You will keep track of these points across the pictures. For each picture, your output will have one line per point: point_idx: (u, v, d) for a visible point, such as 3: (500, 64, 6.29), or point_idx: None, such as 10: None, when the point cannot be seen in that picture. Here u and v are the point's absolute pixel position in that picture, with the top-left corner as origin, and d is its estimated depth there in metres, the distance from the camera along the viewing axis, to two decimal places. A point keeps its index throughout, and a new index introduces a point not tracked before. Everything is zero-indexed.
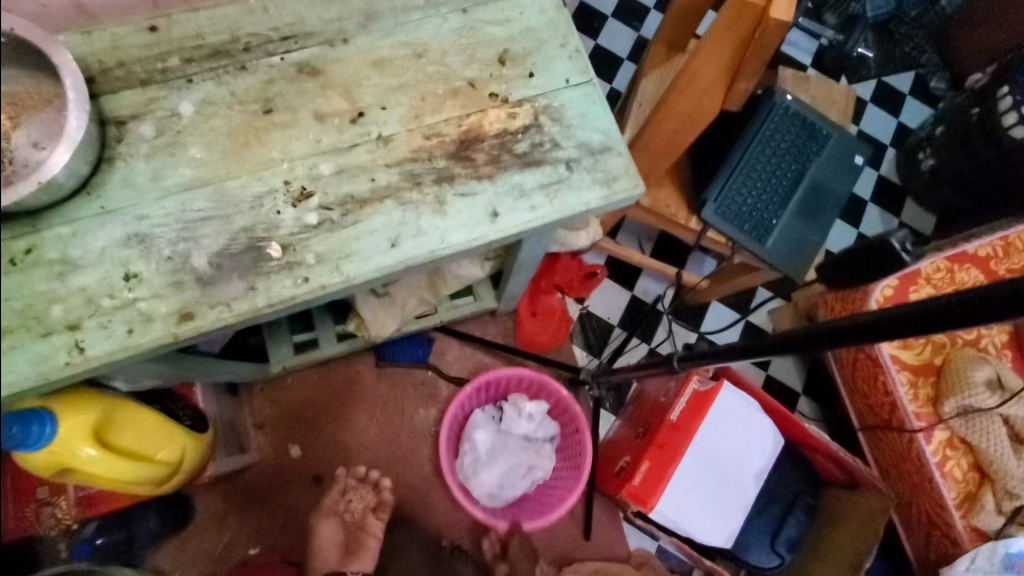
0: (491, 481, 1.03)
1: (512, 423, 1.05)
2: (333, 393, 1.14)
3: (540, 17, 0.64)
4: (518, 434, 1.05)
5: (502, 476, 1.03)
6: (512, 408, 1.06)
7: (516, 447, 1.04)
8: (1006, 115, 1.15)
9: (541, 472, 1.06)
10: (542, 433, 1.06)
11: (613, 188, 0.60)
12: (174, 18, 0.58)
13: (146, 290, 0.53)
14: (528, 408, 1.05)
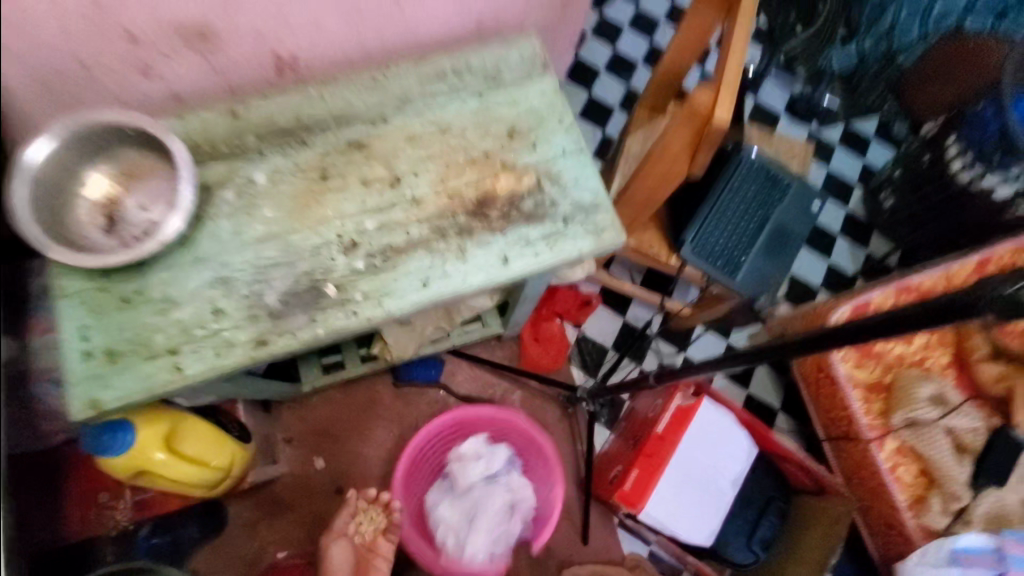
0: (484, 542, 1.00)
1: (466, 475, 1.05)
2: (355, 410, 1.27)
3: (541, 99, 0.79)
4: (478, 480, 1.04)
5: (488, 533, 1.00)
6: (457, 463, 1.06)
7: (482, 493, 1.03)
8: (954, 160, 1.31)
9: (523, 497, 1.04)
10: (498, 462, 1.06)
11: (601, 238, 0.74)
12: (250, 106, 0.74)
13: (229, 321, 0.66)
14: (470, 451, 1.06)
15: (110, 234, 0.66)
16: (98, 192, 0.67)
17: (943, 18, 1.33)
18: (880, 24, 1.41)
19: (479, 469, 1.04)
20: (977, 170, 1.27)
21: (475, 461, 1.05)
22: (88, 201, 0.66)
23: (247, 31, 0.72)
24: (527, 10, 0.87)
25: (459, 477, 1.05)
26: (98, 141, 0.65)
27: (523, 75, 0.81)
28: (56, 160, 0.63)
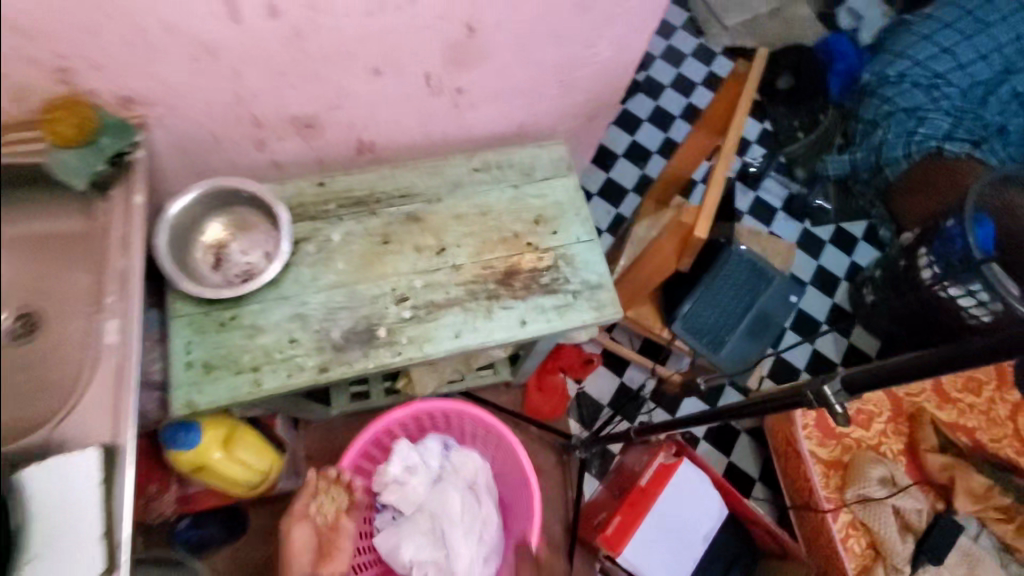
0: (467, 547, 0.97)
1: (410, 496, 1.00)
2: None
3: (564, 194, 0.98)
4: (422, 490, 1.01)
5: (467, 536, 0.98)
6: (391, 492, 1.00)
7: (434, 501, 0.99)
8: (925, 270, 1.47)
9: (475, 476, 1.04)
10: (431, 461, 1.04)
11: (602, 312, 0.91)
12: (336, 180, 0.94)
13: (302, 349, 0.83)
14: (398, 471, 1.00)
15: (218, 271, 0.85)
16: (212, 237, 0.86)
17: (924, 141, 1.58)
18: (873, 138, 1.67)
19: (418, 480, 1.00)
20: (942, 281, 1.42)
21: (411, 474, 1.01)
22: (206, 243, 0.86)
23: (342, 124, 0.90)
24: (559, 120, 1.03)
25: (406, 498, 1.00)
26: (222, 200, 0.86)
27: (551, 173, 1.00)
28: (190, 211, 0.83)
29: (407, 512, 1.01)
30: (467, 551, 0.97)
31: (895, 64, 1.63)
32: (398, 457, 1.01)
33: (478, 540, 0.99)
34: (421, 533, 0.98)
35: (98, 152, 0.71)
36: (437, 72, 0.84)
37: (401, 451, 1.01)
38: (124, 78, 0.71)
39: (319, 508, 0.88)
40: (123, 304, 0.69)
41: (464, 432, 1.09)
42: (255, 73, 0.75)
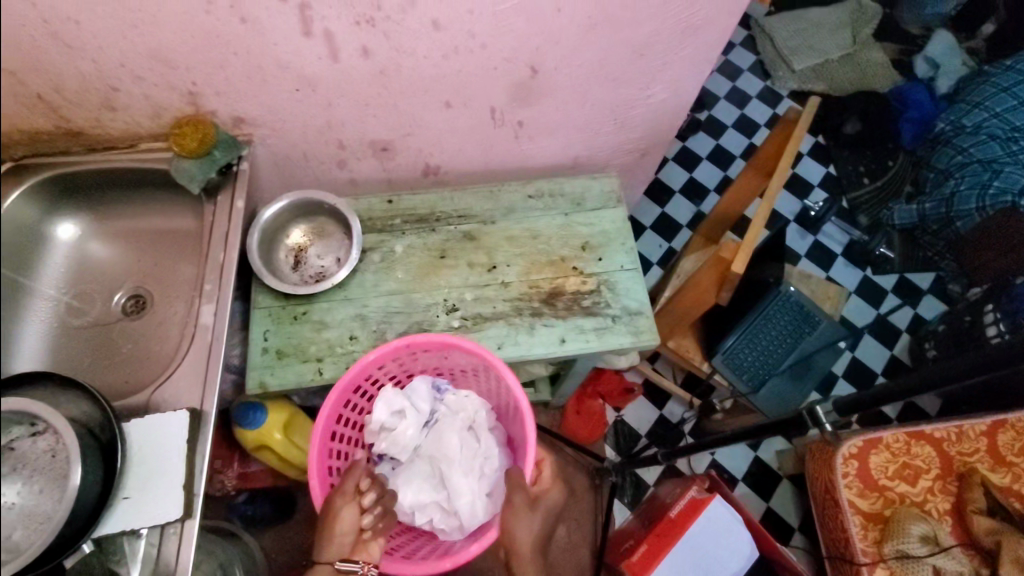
0: (469, 487, 0.87)
1: (404, 442, 0.91)
2: None
3: (611, 224, 1.04)
4: (416, 434, 0.91)
5: (467, 473, 0.88)
6: (382, 442, 0.91)
7: (431, 443, 0.91)
8: (990, 327, 1.39)
9: (472, 414, 0.94)
10: (422, 405, 0.93)
11: (639, 337, 0.95)
12: (404, 199, 1.05)
13: (361, 347, 0.92)
14: (385, 418, 0.90)
15: (296, 271, 0.97)
16: (294, 241, 0.98)
17: (1000, 194, 1.37)
18: (944, 191, 1.53)
19: (410, 425, 0.91)
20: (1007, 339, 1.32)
21: (400, 421, 0.91)
22: (289, 245, 0.97)
23: (413, 150, 1.01)
24: (611, 154, 1.10)
25: (402, 445, 0.91)
26: (306, 209, 0.98)
27: (600, 204, 1.06)
28: (278, 216, 0.95)
29: (404, 458, 0.91)
30: (468, 491, 0.86)
31: (972, 116, 1.47)
32: (383, 404, 0.91)
33: (482, 477, 0.89)
34: (421, 478, 0.89)
35: (211, 164, 0.86)
36: (501, 106, 0.93)
37: (386, 397, 0.91)
38: (238, 101, 0.84)
39: (368, 485, 0.84)
40: (217, 290, 0.82)
41: (457, 370, 0.97)
42: (344, 102, 0.87)
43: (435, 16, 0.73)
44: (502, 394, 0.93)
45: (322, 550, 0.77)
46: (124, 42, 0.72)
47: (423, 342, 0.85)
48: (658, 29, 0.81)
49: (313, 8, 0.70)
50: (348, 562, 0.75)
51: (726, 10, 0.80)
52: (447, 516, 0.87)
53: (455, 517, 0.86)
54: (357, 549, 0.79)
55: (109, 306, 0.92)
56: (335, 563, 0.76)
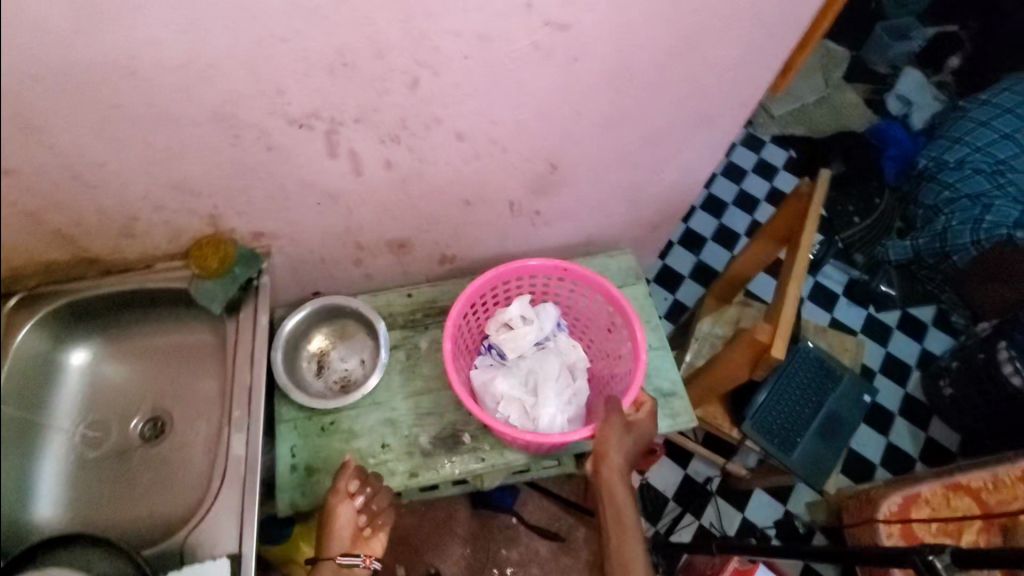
0: (558, 410, 0.82)
1: (521, 342, 0.86)
2: (434, 525, 1.28)
3: (632, 302, 1.04)
4: (534, 343, 0.87)
5: (559, 398, 0.83)
6: (502, 334, 0.87)
7: (541, 354, 0.86)
8: (1005, 364, 1.41)
9: (579, 359, 0.89)
10: (548, 323, 0.89)
11: (676, 420, 0.95)
12: (423, 291, 1.04)
13: (393, 454, 0.89)
14: (517, 316, 0.87)
15: (320, 377, 0.94)
16: (316, 346, 0.95)
17: (993, 228, 1.49)
18: (936, 225, 1.62)
19: (533, 333, 0.87)
20: None
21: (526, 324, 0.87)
22: (309, 353, 0.95)
23: (430, 243, 1.00)
24: (624, 230, 1.11)
25: (515, 343, 0.86)
26: (329, 313, 0.96)
27: (621, 281, 1.07)
28: (298, 325, 0.94)
29: (510, 354, 0.86)
30: (555, 413, 0.82)
31: (954, 151, 1.66)
32: (518, 305, 0.88)
33: (570, 406, 0.84)
34: (518, 376, 0.84)
35: (233, 281, 0.84)
36: (519, 199, 0.93)
37: (521, 300, 0.89)
38: (259, 218, 0.83)
39: (360, 485, 0.82)
40: (246, 417, 0.79)
41: (582, 311, 0.94)
42: (365, 210, 0.86)
43: (459, 130, 0.74)
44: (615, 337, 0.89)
45: (325, 544, 0.80)
46: (147, 177, 0.71)
47: (582, 268, 0.83)
48: (672, 123, 0.83)
49: (339, 132, 0.70)
50: (350, 555, 0.79)
51: (737, 101, 0.82)
52: (524, 420, 0.81)
53: (531, 424, 0.81)
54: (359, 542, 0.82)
55: (126, 433, 0.89)
56: (336, 557, 0.79)
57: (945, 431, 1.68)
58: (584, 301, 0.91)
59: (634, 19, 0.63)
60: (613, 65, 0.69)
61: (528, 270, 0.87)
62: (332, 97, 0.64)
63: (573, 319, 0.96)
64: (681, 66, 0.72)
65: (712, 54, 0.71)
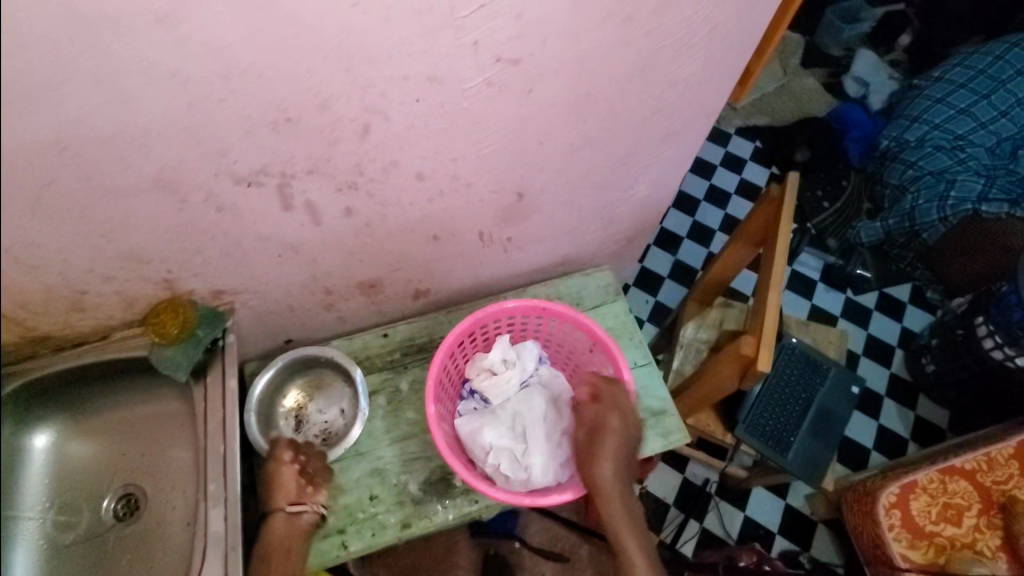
0: (550, 454, 0.79)
1: (504, 388, 0.83)
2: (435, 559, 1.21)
3: (615, 321, 1.02)
4: (518, 387, 0.84)
5: (550, 440, 0.80)
6: (484, 379, 0.84)
7: (527, 397, 0.83)
8: (984, 340, 1.42)
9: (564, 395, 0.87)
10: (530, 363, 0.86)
11: (669, 438, 0.93)
12: (399, 329, 1.00)
13: (383, 505, 0.86)
14: (497, 359, 0.84)
15: (299, 433, 0.90)
16: (292, 402, 0.91)
17: (959, 204, 1.56)
18: (904, 205, 1.66)
19: (515, 376, 0.83)
20: (1007, 351, 1.37)
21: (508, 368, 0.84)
22: (285, 411, 0.91)
23: (401, 281, 0.97)
24: (599, 247, 1.09)
25: (498, 389, 0.83)
26: (303, 365, 0.92)
27: (600, 300, 1.04)
28: (271, 382, 0.90)
29: (494, 400, 0.83)
30: (548, 457, 0.79)
31: (913, 130, 1.69)
32: (498, 349, 0.85)
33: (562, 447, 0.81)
34: (505, 422, 0.81)
35: (196, 346, 0.80)
36: (489, 229, 0.90)
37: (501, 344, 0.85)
38: (218, 277, 0.79)
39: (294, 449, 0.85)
40: (223, 490, 0.75)
41: (566, 347, 0.91)
42: (330, 257, 0.83)
43: (419, 170, 0.71)
44: (601, 372, 0.86)
45: (270, 501, 0.81)
46: (92, 251, 0.66)
47: (562, 306, 0.82)
48: (637, 142, 0.81)
49: (291, 186, 0.66)
50: (297, 504, 0.81)
51: (700, 115, 0.81)
52: (516, 468, 0.78)
53: (524, 471, 0.77)
54: (303, 497, 0.82)
55: (98, 515, 0.84)
56: (284, 508, 0.80)
57: (933, 407, 1.69)
58: (565, 336, 0.89)
59: (589, 48, 0.61)
60: (573, 94, 0.67)
61: (506, 311, 0.85)
62: (280, 152, 0.61)
63: (556, 356, 0.94)
64: (640, 88, 0.70)
65: (671, 73, 0.69)
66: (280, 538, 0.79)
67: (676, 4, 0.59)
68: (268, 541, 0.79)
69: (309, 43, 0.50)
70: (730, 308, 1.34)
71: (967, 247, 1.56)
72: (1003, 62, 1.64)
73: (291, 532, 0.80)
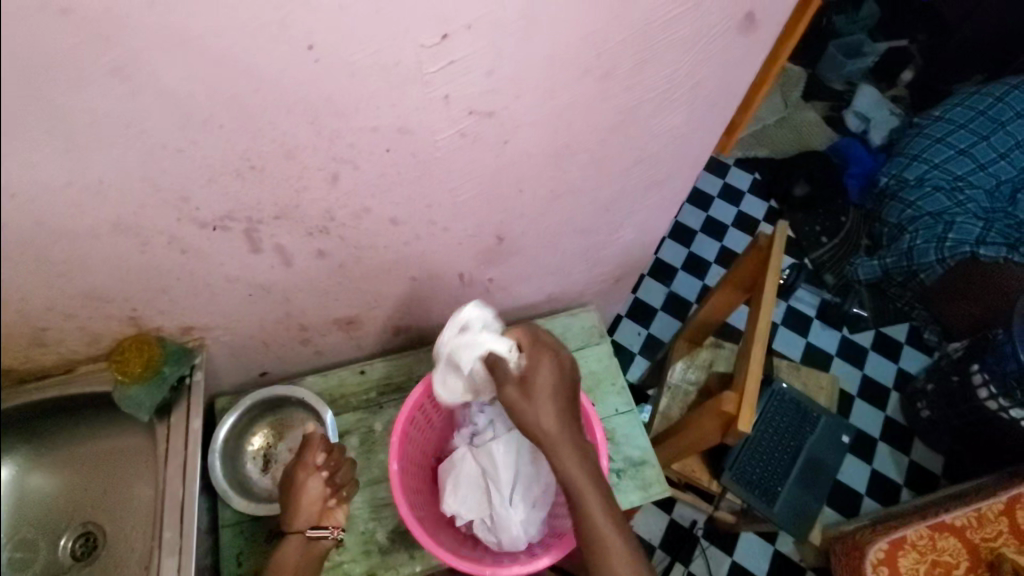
0: (514, 518, 0.78)
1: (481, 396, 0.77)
2: None
3: (598, 364, 0.99)
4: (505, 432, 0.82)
5: (515, 505, 0.79)
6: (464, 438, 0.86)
7: (492, 450, 0.80)
8: (979, 388, 1.38)
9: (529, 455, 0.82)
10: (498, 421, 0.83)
11: (648, 491, 0.90)
12: (376, 366, 0.98)
13: (347, 555, 0.83)
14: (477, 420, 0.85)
15: (267, 474, 0.88)
16: (258, 444, 0.89)
17: (957, 245, 1.52)
18: (902, 245, 1.63)
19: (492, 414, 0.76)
20: (1003, 401, 1.33)
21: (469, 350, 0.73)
22: (253, 449, 0.89)
23: (381, 318, 0.94)
24: (585, 287, 1.07)
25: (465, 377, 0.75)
26: (272, 404, 0.91)
27: (584, 342, 1.01)
28: (237, 423, 0.87)
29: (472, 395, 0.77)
30: (514, 522, 0.78)
31: (912, 169, 1.67)
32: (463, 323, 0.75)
33: (534, 512, 0.80)
34: (473, 484, 0.82)
35: (160, 385, 0.78)
36: (469, 270, 0.87)
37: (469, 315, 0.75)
38: (186, 313, 0.76)
39: (327, 458, 0.80)
40: (179, 537, 0.74)
41: None
42: (305, 296, 0.81)
43: (393, 216, 0.69)
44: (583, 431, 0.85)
45: (289, 521, 0.75)
46: (53, 290, 0.64)
47: None
48: (620, 190, 0.79)
49: (259, 230, 0.65)
50: (317, 528, 0.75)
51: (685, 164, 0.79)
52: (486, 530, 0.81)
53: (494, 534, 0.80)
54: (324, 516, 0.77)
55: (55, 554, 0.81)
56: (304, 531, 0.75)
57: (930, 454, 1.63)
58: None
59: (565, 102, 0.60)
60: (550, 145, 0.65)
61: None
62: (245, 199, 0.59)
63: None
64: (621, 139, 0.69)
65: (652, 126, 0.68)
66: (293, 564, 0.73)
67: (654, 61, 0.59)
68: (278, 566, 0.72)
69: (271, 96, 0.49)
70: (721, 349, 1.32)
71: (962, 290, 1.53)
72: (1003, 105, 1.63)
73: (304, 557, 0.74)
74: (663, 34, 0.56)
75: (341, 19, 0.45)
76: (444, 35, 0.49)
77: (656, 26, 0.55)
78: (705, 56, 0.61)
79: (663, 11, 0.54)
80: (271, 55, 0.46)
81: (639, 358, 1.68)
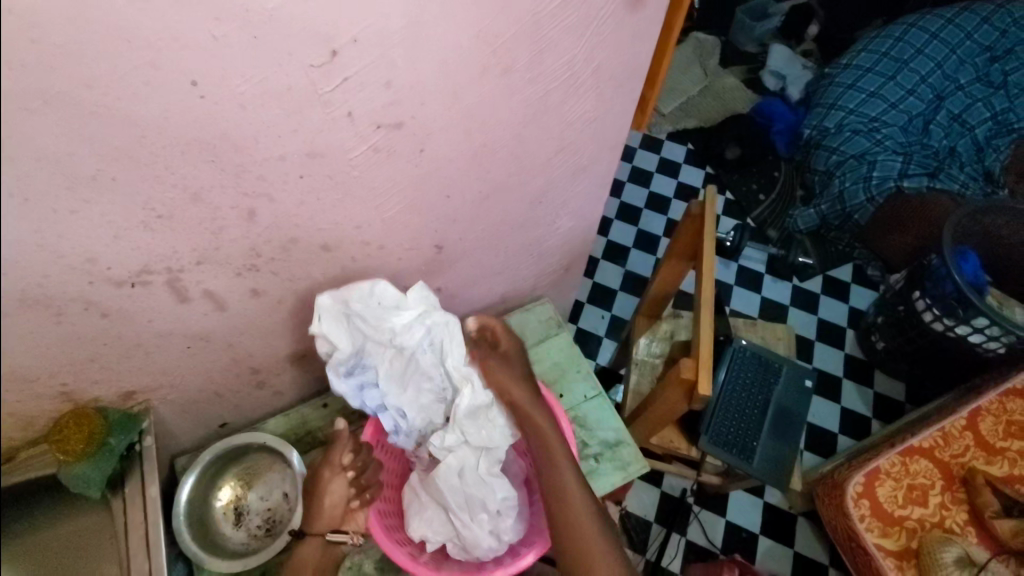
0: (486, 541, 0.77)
1: (413, 397, 0.81)
2: None
3: (560, 354, 0.99)
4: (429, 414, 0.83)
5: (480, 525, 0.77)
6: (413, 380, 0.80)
7: (433, 480, 0.77)
8: (925, 313, 1.45)
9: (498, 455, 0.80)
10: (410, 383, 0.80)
11: (628, 469, 0.91)
12: (338, 397, 0.96)
13: None
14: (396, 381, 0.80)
15: (240, 527, 0.85)
16: (225, 498, 0.86)
17: (882, 182, 1.62)
18: (832, 189, 1.71)
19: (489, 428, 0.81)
20: (946, 321, 1.41)
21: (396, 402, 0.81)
22: (221, 505, 0.85)
23: None
24: (536, 281, 1.07)
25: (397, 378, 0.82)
26: (233, 453, 0.87)
27: (543, 334, 1.01)
28: (200, 482, 0.84)
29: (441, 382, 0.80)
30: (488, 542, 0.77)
31: (831, 117, 1.75)
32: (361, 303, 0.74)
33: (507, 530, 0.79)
34: (438, 515, 0.79)
35: (110, 457, 0.74)
36: (415, 284, 0.86)
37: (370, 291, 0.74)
38: (123, 378, 0.73)
39: (354, 459, 0.83)
40: None
41: None
42: (248, 339, 0.78)
43: (323, 242, 0.67)
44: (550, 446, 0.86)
45: (310, 523, 0.81)
46: None
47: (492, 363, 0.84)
48: (549, 180, 0.80)
49: (183, 279, 0.62)
50: (337, 533, 0.81)
51: (606, 147, 0.80)
52: (461, 550, 0.79)
53: (469, 552, 0.78)
54: (347, 518, 0.82)
55: None
56: (324, 535, 0.80)
57: (892, 382, 1.67)
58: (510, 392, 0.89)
59: (470, 104, 0.60)
60: (467, 147, 0.65)
61: None
62: (160, 250, 0.57)
63: None
64: (538, 131, 0.69)
65: (566, 112, 0.69)
66: (312, 563, 0.79)
67: (551, 50, 0.60)
68: (298, 564, 0.78)
69: (160, 140, 0.48)
70: (679, 318, 1.36)
71: (893, 223, 1.61)
72: (903, 44, 1.72)
73: (322, 559, 0.80)
74: (554, 24, 0.57)
75: (218, 51, 0.44)
76: (332, 51, 0.48)
77: (545, 15, 0.55)
78: (601, 39, 0.62)
79: (548, 1, 0.54)
80: (152, 100, 0.45)
81: (606, 341, 1.68)
